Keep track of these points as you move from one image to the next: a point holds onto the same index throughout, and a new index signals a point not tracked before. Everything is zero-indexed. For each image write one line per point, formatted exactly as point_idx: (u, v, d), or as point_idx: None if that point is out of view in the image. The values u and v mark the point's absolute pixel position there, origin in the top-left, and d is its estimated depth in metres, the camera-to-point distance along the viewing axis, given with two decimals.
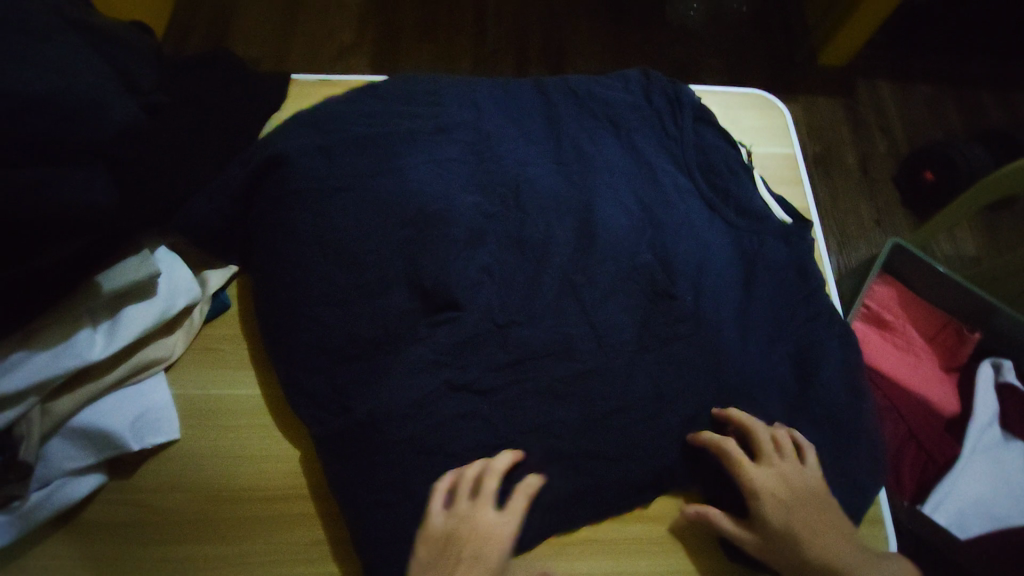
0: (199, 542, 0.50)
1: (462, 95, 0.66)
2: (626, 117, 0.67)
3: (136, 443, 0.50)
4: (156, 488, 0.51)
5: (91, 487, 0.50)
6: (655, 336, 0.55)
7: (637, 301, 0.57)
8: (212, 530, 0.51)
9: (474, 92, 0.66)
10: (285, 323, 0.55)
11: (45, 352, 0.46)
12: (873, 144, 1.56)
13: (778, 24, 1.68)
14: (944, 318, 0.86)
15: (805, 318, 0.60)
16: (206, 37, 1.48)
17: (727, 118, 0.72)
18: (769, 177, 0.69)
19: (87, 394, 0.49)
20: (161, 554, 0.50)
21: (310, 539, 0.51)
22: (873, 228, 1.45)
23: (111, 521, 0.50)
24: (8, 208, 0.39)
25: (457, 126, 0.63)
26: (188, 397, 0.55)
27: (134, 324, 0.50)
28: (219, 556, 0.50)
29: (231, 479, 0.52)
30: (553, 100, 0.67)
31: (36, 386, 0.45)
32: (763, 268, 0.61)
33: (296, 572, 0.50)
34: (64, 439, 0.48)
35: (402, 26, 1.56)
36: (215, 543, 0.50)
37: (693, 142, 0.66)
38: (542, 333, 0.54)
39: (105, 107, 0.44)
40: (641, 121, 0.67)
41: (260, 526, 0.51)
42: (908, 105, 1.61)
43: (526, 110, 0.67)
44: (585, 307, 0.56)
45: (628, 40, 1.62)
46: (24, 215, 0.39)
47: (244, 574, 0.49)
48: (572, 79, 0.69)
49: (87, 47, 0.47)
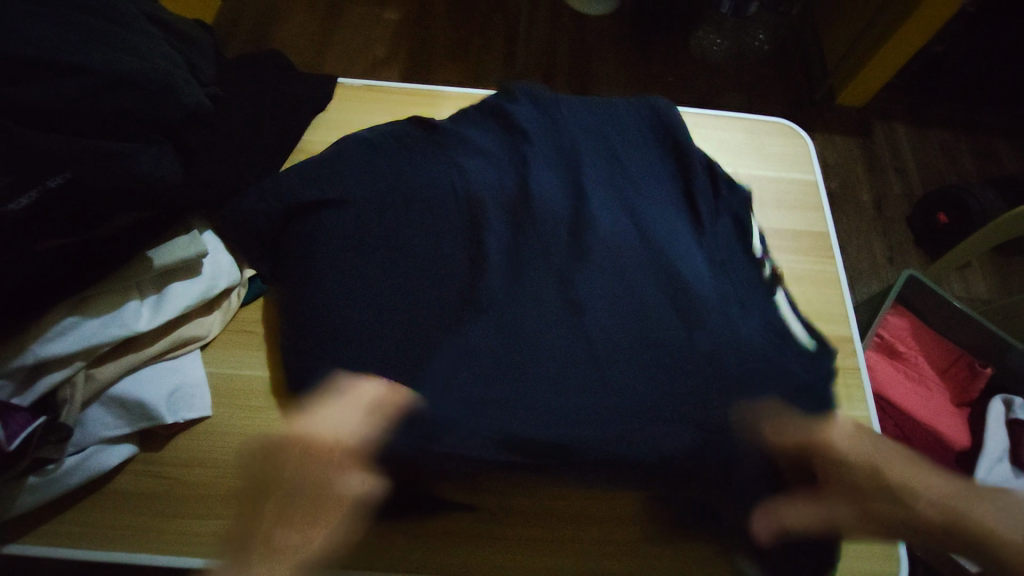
0: (221, 518, 0.51)
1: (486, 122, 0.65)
2: (640, 131, 0.66)
3: (170, 417, 0.51)
4: (184, 462, 0.52)
5: (123, 457, 0.51)
6: (647, 374, 0.50)
7: (630, 336, 0.51)
8: (235, 507, 0.51)
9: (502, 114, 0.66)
10: (293, 317, 0.54)
11: (94, 319, 0.48)
12: (886, 183, 1.58)
13: (796, 63, 1.73)
14: (956, 353, 0.87)
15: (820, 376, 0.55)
16: (244, 43, 1.53)
17: (751, 146, 0.75)
18: (790, 202, 0.71)
19: (128, 364, 0.50)
20: (183, 527, 0.50)
21: None
22: (885, 264, 1.46)
23: (138, 492, 0.51)
24: (83, 175, 0.41)
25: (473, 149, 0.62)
26: (221, 376, 0.56)
27: (177, 300, 0.52)
28: None
29: None
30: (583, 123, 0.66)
31: (84, 350, 0.47)
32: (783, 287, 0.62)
33: None
34: (102, 407, 0.50)
35: (434, 43, 1.62)
36: (237, 520, 0.51)
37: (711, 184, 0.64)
38: (522, 357, 0.50)
39: (176, 91, 0.47)
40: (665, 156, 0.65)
41: None
42: (922, 148, 1.64)
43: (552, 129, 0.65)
44: (572, 333, 0.51)
45: (651, 69, 1.67)
46: (96, 183, 0.42)
47: None
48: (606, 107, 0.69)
49: (161, 39, 0.51)
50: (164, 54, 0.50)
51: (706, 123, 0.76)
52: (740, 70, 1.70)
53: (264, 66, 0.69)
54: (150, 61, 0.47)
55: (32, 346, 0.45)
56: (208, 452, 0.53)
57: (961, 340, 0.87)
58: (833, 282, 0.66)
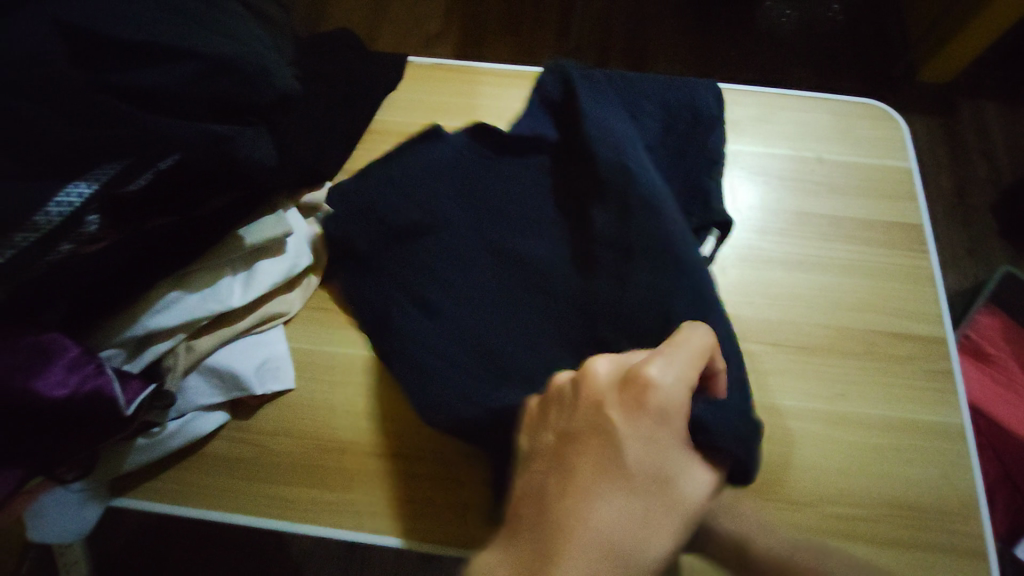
0: (302, 487, 0.53)
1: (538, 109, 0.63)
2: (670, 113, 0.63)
3: (259, 388, 0.54)
4: (272, 432, 0.55)
5: (217, 423, 0.54)
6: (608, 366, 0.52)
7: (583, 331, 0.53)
8: (314, 477, 0.53)
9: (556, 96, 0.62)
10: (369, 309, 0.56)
11: (194, 294, 0.50)
12: (972, 168, 1.47)
13: (875, 36, 1.60)
14: None
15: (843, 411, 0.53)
16: (301, 19, 1.54)
17: (841, 131, 0.70)
18: (882, 191, 0.67)
19: (222, 337, 0.53)
20: (267, 492, 0.53)
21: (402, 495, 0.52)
22: (965, 257, 1.36)
23: (228, 457, 0.54)
24: (188, 157, 0.43)
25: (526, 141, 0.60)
26: (304, 351, 0.58)
27: (266, 276, 0.54)
28: (318, 502, 0.52)
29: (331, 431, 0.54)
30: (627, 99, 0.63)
31: (185, 323, 0.49)
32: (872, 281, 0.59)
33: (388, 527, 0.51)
34: (200, 376, 0.52)
35: (488, 18, 1.59)
36: (317, 489, 0.52)
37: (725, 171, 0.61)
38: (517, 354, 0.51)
39: (269, 72, 0.48)
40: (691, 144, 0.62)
41: (357, 478, 0.53)
42: (1015, 130, 1.50)
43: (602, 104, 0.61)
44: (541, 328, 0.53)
45: (713, 43, 1.59)
46: (200, 163, 0.44)
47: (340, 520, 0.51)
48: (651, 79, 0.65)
49: (250, 19, 0.52)
50: (256, 35, 0.50)
51: (793, 107, 0.72)
52: (812, 43, 1.59)
53: (340, 45, 0.69)
54: (246, 43, 0.47)
55: (143, 319, 0.48)
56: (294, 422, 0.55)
57: None
58: (925, 279, 0.62)
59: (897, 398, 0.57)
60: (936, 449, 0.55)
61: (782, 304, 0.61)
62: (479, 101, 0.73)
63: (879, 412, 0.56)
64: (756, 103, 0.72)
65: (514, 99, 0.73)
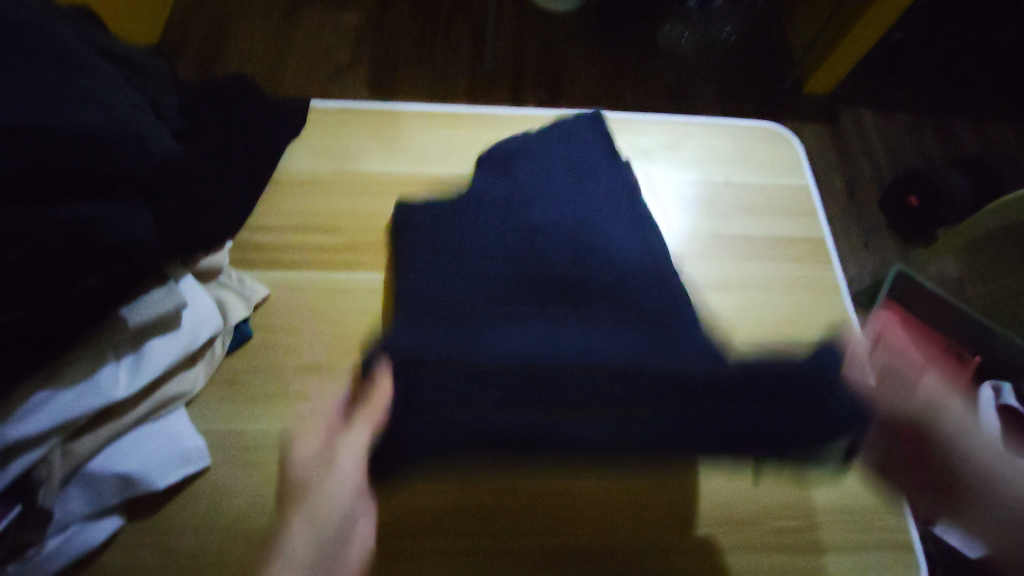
0: None
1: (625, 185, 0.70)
2: (693, 187, 0.71)
3: (161, 481, 0.48)
4: (184, 527, 0.50)
5: (109, 531, 0.48)
6: None
7: None
8: None
9: (708, 183, 0.71)
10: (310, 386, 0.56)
11: (68, 391, 0.44)
12: (858, 169, 1.54)
13: (769, 49, 1.65)
14: (944, 340, 0.88)
15: (710, 329, 0.62)
16: (195, 61, 1.43)
17: (778, 162, 0.73)
18: (783, 208, 0.70)
19: (110, 431, 0.47)
20: None
21: None
22: (861, 249, 1.44)
23: (128, 567, 0.48)
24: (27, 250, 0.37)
25: None
26: (217, 433, 0.53)
27: (159, 357, 0.49)
28: None
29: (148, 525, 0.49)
30: (679, 171, 0.72)
31: (60, 426, 0.43)
32: (773, 344, 0.62)
33: None
34: (81, 482, 0.46)
35: (396, 45, 1.52)
36: None
37: (688, 238, 0.68)
38: None
39: (143, 139, 0.44)
40: (689, 211, 0.69)
41: None
42: (888, 131, 1.58)
43: (650, 182, 0.71)
44: None
45: (620, 64, 1.58)
46: (42, 250, 0.37)
47: None
48: (710, 154, 0.73)
49: (117, 74, 0.48)
50: (118, 92, 0.45)
51: (713, 144, 0.74)
52: (714, 61, 1.61)
53: (237, 92, 0.63)
54: (112, 108, 0.43)
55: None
56: (115, 563, 0.48)
57: (950, 329, 0.88)
58: (821, 253, 0.68)
59: (771, 325, 0.63)
60: (841, 359, 0.62)
61: (738, 328, 0.63)
62: (389, 146, 0.71)
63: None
64: (666, 131, 0.74)
65: (429, 139, 0.71)
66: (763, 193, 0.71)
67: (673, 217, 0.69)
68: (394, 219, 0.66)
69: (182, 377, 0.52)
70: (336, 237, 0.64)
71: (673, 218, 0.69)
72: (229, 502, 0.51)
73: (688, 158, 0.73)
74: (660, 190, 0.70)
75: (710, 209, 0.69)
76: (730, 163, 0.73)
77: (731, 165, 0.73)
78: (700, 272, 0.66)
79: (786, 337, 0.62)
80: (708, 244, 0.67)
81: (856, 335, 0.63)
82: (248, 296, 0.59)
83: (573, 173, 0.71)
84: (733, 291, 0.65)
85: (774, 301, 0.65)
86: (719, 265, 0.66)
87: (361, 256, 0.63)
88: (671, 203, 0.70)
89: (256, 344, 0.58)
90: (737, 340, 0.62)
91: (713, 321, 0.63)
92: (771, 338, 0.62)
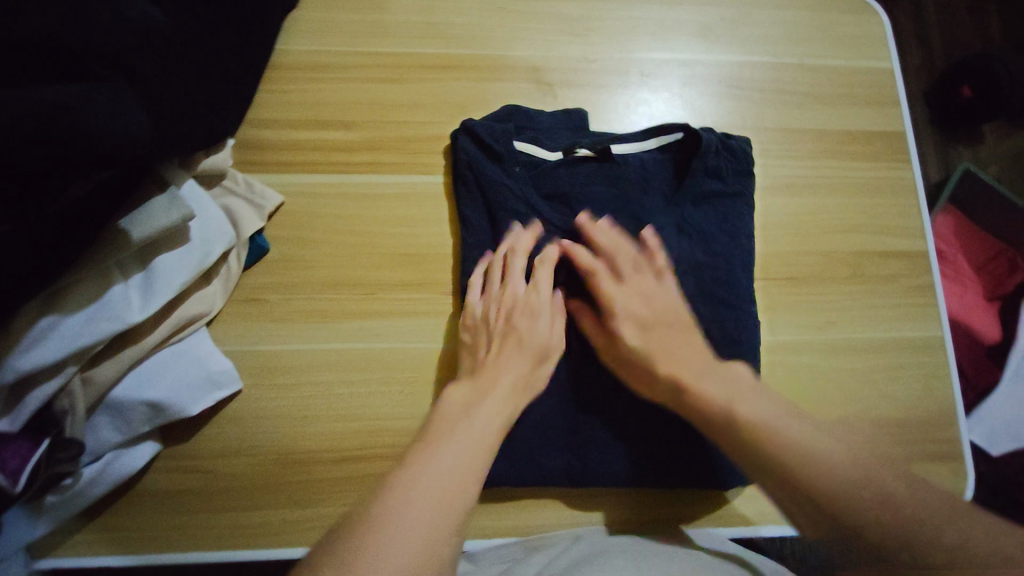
0: (166, 520, 0.46)
1: (683, 70, 0.60)
2: (761, 72, 0.61)
3: (193, 406, 0.45)
4: (222, 450, 0.47)
5: (146, 457, 0.45)
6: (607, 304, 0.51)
7: None
8: (179, 509, 0.46)
9: (778, 68, 0.61)
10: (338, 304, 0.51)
11: (77, 314, 0.39)
12: (906, 55, 1.37)
13: None
14: (996, 247, 0.83)
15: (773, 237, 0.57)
16: None
17: (858, 40, 0.63)
18: (860, 97, 0.61)
19: (131, 357, 0.43)
20: (204, 520, 0.46)
21: (225, 505, 0.46)
22: None
23: (170, 489, 0.46)
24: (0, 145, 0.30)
25: (618, 82, 0.60)
26: (246, 354, 0.50)
27: (170, 275, 0.44)
28: (142, 534, 0.46)
29: (184, 451, 0.47)
30: (745, 53, 0.61)
31: (73, 355, 0.39)
32: (840, 255, 0.57)
33: (225, 545, 0.46)
34: (108, 409, 0.43)
35: None
36: (161, 520, 0.46)
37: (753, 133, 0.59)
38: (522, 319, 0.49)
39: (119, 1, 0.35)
40: (754, 101, 0.60)
41: (199, 502, 0.46)
42: (944, 11, 1.40)
43: (710, 66, 0.61)
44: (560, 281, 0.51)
45: None
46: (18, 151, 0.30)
47: (168, 548, 0.45)
48: (782, 32, 0.62)
49: None
50: None
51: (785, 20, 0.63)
52: None
53: None
54: None
55: (10, 359, 0.37)
56: (156, 485, 0.46)
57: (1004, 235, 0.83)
58: (899, 151, 0.60)
59: (837, 233, 0.57)
60: (910, 270, 0.57)
61: (802, 238, 0.57)
62: (403, 22, 0.59)
63: (863, 337, 0.55)
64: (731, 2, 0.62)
65: (452, 12, 0.60)
66: (839, 80, 0.61)
67: (733, 108, 0.60)
68: (417, 111, 0.57)
69: (200, 296, 0.47)
70: (351, 134, 0.55)
71: (735, 110, 0.60)
72: (267, 428, 0.48)
73: (756, 36, 0.62)
74: (722, 76, 0.61)
75: (778, 99, 0.60)
76: (804, 42, 0.62)
77: (805, 45, 0.62)
78: (764, 174, 0.58)
79: (854, 245, 0.57)
80: (774, 140, 0.59)
81: (929, 243, 0.58)
82: (261, 203, 0.52)
83: (622, 55, 0.60)
84: (800, 195, 0.58)
85: (843, 207, 0.58)
86: (785, 165, 0.59)
87: (382, 156, 0.55)
88: (735, 92, 0.60)
89: (274, 259, 0.52)
90: (801, 250, 0.57)
91: (776, 229, 0.57)
92: (837, 248, 0.57)
